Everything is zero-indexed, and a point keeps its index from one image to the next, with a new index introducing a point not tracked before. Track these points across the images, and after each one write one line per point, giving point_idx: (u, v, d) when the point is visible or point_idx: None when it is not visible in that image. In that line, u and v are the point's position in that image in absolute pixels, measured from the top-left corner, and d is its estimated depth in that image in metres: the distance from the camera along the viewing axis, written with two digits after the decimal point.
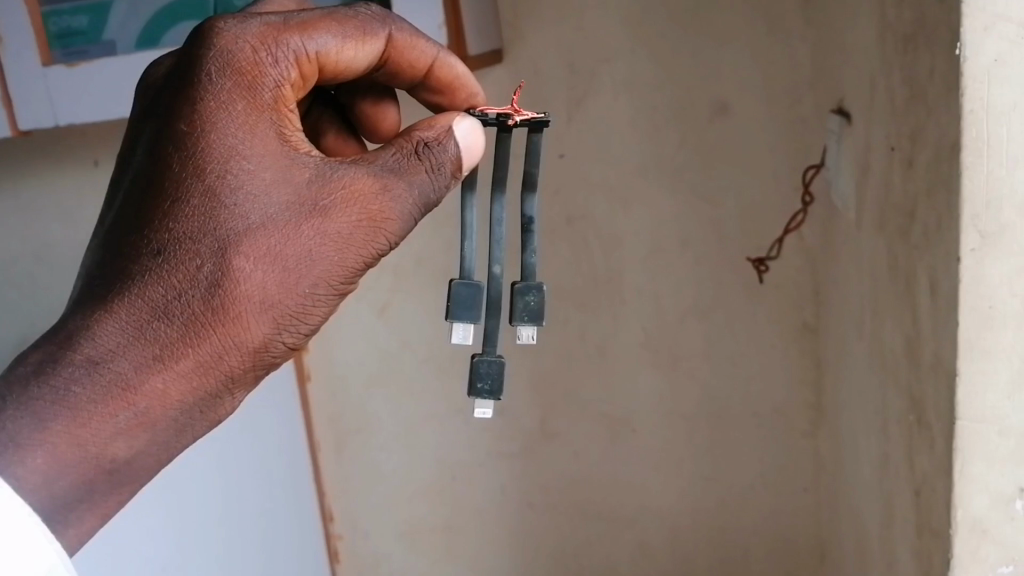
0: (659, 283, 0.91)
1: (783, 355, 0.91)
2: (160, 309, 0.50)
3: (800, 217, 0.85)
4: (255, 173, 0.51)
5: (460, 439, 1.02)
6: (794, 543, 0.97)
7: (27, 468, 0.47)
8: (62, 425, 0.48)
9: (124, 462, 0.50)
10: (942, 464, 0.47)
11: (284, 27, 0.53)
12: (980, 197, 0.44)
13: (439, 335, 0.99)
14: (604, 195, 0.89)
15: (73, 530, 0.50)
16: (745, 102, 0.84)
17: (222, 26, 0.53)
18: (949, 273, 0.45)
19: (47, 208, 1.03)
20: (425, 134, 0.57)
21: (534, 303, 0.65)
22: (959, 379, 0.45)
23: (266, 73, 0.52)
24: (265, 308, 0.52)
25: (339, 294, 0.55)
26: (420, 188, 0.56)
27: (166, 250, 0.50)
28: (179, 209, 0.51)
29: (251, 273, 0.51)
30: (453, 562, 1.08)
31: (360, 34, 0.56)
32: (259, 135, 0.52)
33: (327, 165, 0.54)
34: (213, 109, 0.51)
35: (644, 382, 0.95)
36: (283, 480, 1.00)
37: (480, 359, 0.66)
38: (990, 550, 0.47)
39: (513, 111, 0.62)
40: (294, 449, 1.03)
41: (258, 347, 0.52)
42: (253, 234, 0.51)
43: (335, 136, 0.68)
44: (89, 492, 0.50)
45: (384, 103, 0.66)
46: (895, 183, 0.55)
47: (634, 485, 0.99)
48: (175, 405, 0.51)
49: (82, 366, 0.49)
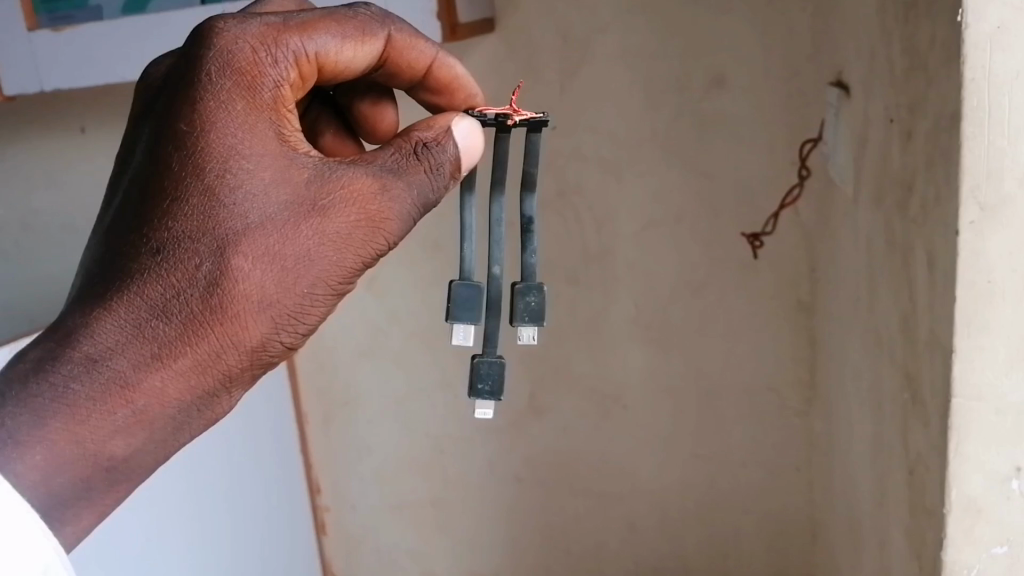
0: (650, 258, 0.90)
1: (776, 331, 0.90)
2: (158, 308, 0.48)
3: (797, 192, 0.84)
4: (254, 172, 0.49)
5: (453, 414, 1.01)
6: (784, 521, 0.96)
7: (25, 465, 0.45)
8: (62, 421, 0.46)
9: (122, 460, 0.48)
10: (936, 443, 0.46)
11: (284, 27, 0.52)
12: (981, 168, 0.42)
13: (432, 315, 0.97)
14: (595, 168, 0.88)
15: (70, 528, 0.48)
16: (741, 75, 0.82)
17: (221, 26, 0.51)
18: (947, 248, 0.44)
19: (35, 175, 1.02)
20: (424, 134, 0.55)
21: (535, 304, 0.64)
22: (956, 357, 0.44)
23: (266, 74, 0.51)
24: (264, 307, 0.50)
25: (338, 293, 0.53)
26: (419, 188, 0.55)
27: (165, 248, 0.49)
28: (178, 207, 0.49)
29: (250, 273, 0.49)
30: (441, 536, 1.08)
31: (360, 35, 0.55)
32: (258, 134, 0.50)
33: (326, 165, 0.52)
34: (213, 108, 0.49)
35: (636, 358, 0.94)
36: (272, 483, 1.00)
37: (481, 360, 0.65)
38: (985, 529, 0.46)
39: (512, 111, 0.61)
40: (285, 439, 1.03)
41: (256, 347, 0.51)
42: (252, 233, 0.49)
43: (333, 137, 0.66)
44: (86, 490, 0.48)
45: (383, 103, 0.65)
46: (893, 157, 0.54)
47: (623, 461, 0.98)
48: (173, 403, 0.49)
49: (80, 363, 0.47)
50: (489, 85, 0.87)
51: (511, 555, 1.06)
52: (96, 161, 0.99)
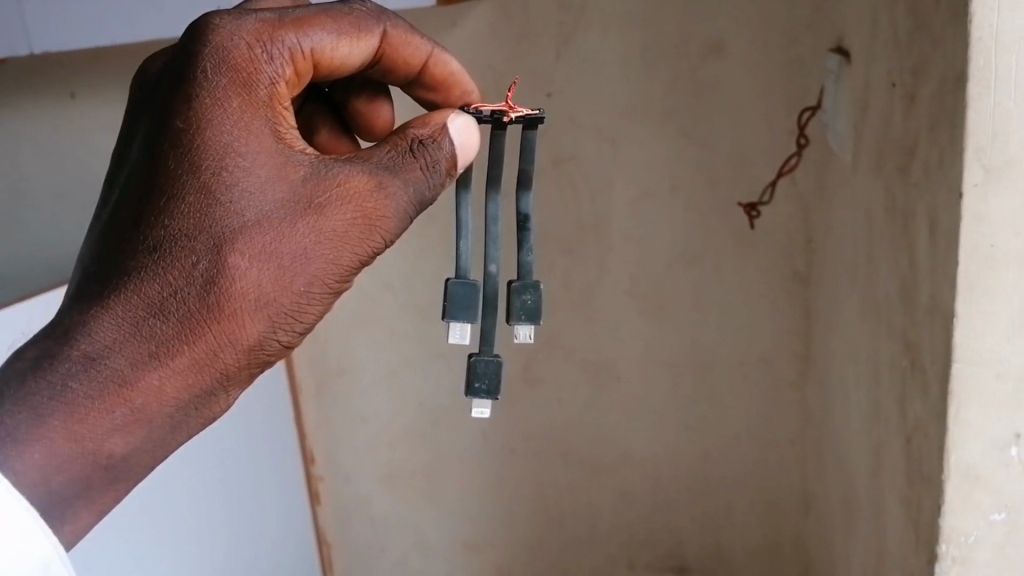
0: (646, 228, 0.89)
1: (772, 302, 0.89)
2: (156, 306, 0.47)
3: (795, 161, 0.83)
4: (251, 170, 0.48)
5: (447, 384, 1.01)
6: (778, 493, 0.96)
7: (24, 463, 0.44)
8: (60, 420, 0.45)
9: (121, 458, 0.48)
10: (935, 410, 0.46)
11: (279, 24, 0.51)
12: (986, 128, 0.41)
13: (424, 286, 0.97)
14: (592, 137, 0.87)
15: (69, 527, 0.47)
16: (739, 41, 0.81)
17: (217, 22, 0.50)
18: (949, 211, 0.43)
19: (25, 141, 1.00)
20: (420, 132, 0.54)
21: (531, 302, 0.63)
22: (958, 321, 0.43)
23: (262, 70, 0.50)
24: (261, 305, 0.49)
25: (334, 291, 0.53)
26: (415, 187, 0.54)
27: (163, 247, 0.48)
28: (175, 205, 0.48)
29: (247, 271, 0.48)
30: (435, 505, 1.08)
31: (356, 32, 0.54)
32: (254, 131, 0.49)
33: (322, 163, 0.51)
34: (209, 106, 0.48)
35: (631, 328, 0.93)
36: (265, 475, 1.00)
37: (477, 359, 0.64)
38: (984, 496, 0.45)
39: (508, 109, 0.60)
40: (281, 423, 1.03)
41: (253, 345, 0.50)
42: (249, 231, 0.48)
43: (330, 134, 0.64)
44: (86, 488, 0.47)
45: (379, 100, 0.64)
46: (894, 122, 0.53)
47: (617, 432, 0.98)
48: (171, 402, 0.48)
49: (79, 362, 0.46)
50: (485, 51, 0.86)
51: (505, 526, 1.06)
52: (86, 127, 0.98)
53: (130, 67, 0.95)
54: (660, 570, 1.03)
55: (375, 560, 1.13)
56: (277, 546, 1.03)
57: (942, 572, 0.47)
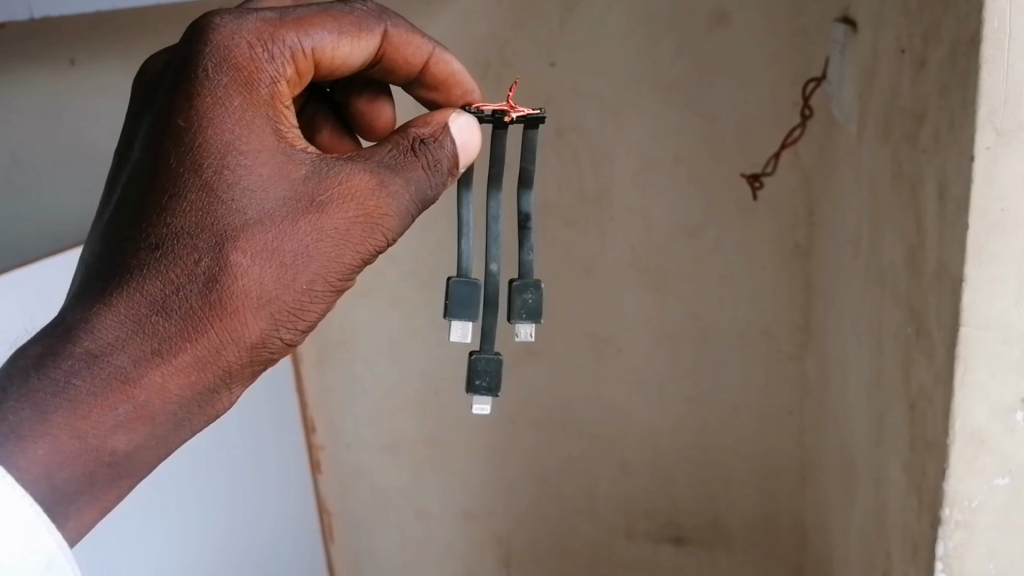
0: (648, 200, 0.89)
1: (772, 273, 0.89)
2: (159, 303, 0.48)
3: (799, 131, 0.82)
4: (252, 168, 0.50)
5: (446, 354, 1.01)
6: (777, 465, 0.96)
7: (28, 459, 0.45)
8: (64, 417, 0.46)
9: (123, 455, 0.48)
10: (941, 373, 0.46)
11: (281, 23, 0.52)
12: (999, 92, 0.41)
13: (423, 257, 0.97)
14: (595, 107, 0.86)
15: (73, 523, 0.48)
16: (745, 11, 0.80)
17: (218, 22, 0.51)
18: (961, 175, 0.43)
19: (24, 107, 0.99)
20: (421, 131, 0.55)
21: (531, 301, 0.64)
22: (966, 286, 0.43)
23: (263, 69, 0.51)
24: (263, 303, 0.50)
25: (336, 289, 0.53)
26: (416, 185, 0.55)
27: (165, 244, 0.49)
28: (177, 203, 0.49)
29: (249, 269, 0.49)
30: (434, 474, 1.08)
31: (357, 31, 0.55)
32: (255, 130, 0.50)
33: (324, 161, 0.52)
34: (210, 104, 0.49)
35: (631, 300, 0.93)
36: (270, 468, 1.01)
37: (478, 357, 0.64)
38: (987, 461, 0.46)
39: (509, 108, 0.60)
40: (285, 414, 1.04)
41: (255, 343, 0.51)
42: (251, 229, 0.49)
43: (331, 133, 0.66)
44: (88, 484, 0.48)
45: (380, 100, 0.65)
46: (903, 89, 0.52)
47: (616, 402, 0.98)
48: (174, 399, 0.49)
49: (82, 359, 0.47)
50: (489, 18, 0.85)
51: (504, 494, 1.07)
52: (85, 94, 0.97)
53: (129, 31, 0.93)
54: (657, 540, 1.03)
55: (374, 529, 1.15)
56: (277, 533, 1.03)
57: (945, 535, 0.47)
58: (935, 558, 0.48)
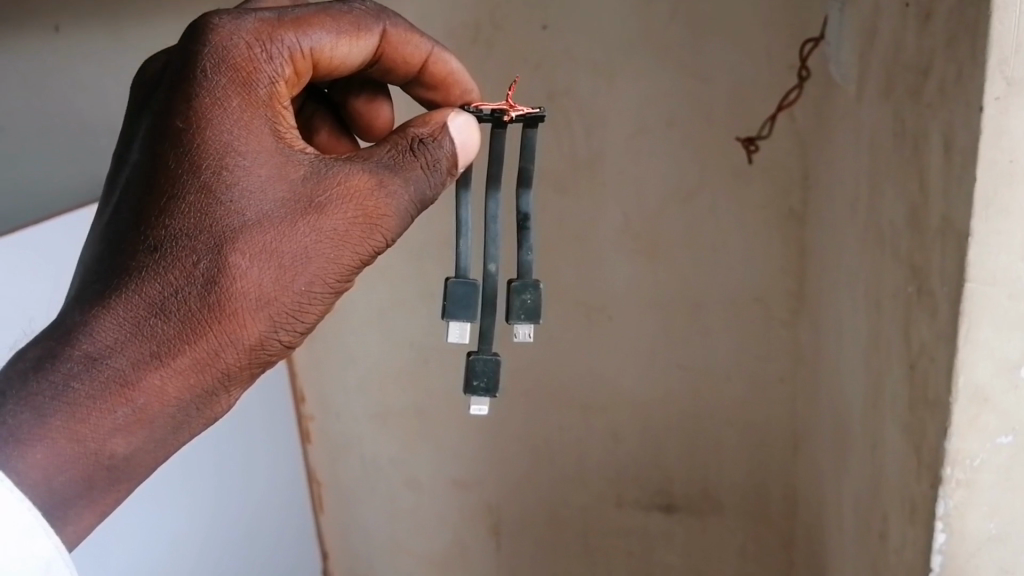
0: (641, 167, 0.87)
1: (765, 240, 0.88)
2: (157, 306, 0.48)
3: (796, 94, 0.80)
4: (251, 169, 0.49)
5: (435, 324, 1.00)
6: (768, 433, 0.96)
7: (26, 463, 0.45)
8: (62, 420, 0.46)
9: (123, 459, 0.48)
10: (944, 331, 0.45)
11: (278, 23, 0.52)
12: (1010, 39, 0.40)
13: (412, 225, 0.95)
14: (587, 72, 0.84)
15: (72, 527, 0.48)
16: None
17: (216, 21, 0.51)
18: (970, 128, 0.42)
19: (10, 72, 0.97)
20: (420, 131, 0.55)
21: (530, 301, 0.64)
22: (972, 240, 0.42)
23: (261, 69, 0.51)
24: (262, 304, 0.50)
25: (336, 291, 0.53)
26: (416, 185, 0.55)
27: (164, 245, 0.49)
28: (175, 204, 0.49)
29: (248, 270, 0.49)
30: (423, 443, 1.08)
31: (355, 31, 0.55)
32: (254, 131, 0.50)
33: (323, 162, 0.52)
34: (208, 105, 0.49)
35: (623, 267, 0.92)
36: (263, 466, 1.02)
37: (476, 357, 0.65)
38: (990, 419, 0.45)
39: (508, 107, 0.61)
40: (277, 408, 1.05)
41: (254, 345, 0.51)
42: (249, 231, 0.49)
43: (329, 134, 0.65)
44: (88, 487, 0.48)
45: (378, 100, 0.64)
46: (907, 43, 0.51)
47: (607, 370, 0.97)
48: (173, 402, 0.49)
49: (80, 362, 0.47)
50: None
51: (494, 462, 1.06)
52: (72, 61, 0.95)
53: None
54: (648, 508, 1.03)
55: (363, 499, 1.14)
56: (268, 527, 1.05)
57: (947, 496, 0.46)
58: (935, 517, 0.47)
